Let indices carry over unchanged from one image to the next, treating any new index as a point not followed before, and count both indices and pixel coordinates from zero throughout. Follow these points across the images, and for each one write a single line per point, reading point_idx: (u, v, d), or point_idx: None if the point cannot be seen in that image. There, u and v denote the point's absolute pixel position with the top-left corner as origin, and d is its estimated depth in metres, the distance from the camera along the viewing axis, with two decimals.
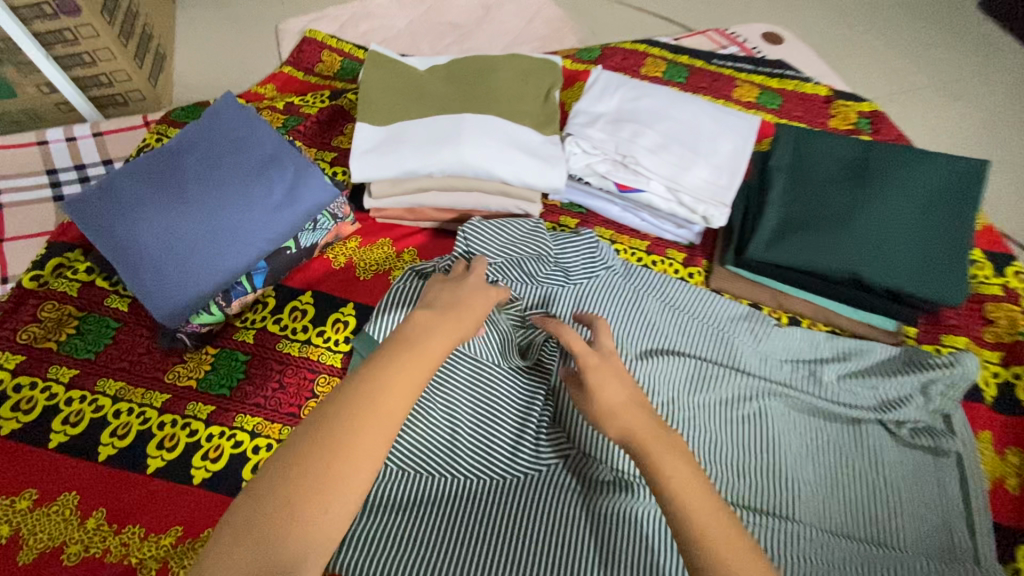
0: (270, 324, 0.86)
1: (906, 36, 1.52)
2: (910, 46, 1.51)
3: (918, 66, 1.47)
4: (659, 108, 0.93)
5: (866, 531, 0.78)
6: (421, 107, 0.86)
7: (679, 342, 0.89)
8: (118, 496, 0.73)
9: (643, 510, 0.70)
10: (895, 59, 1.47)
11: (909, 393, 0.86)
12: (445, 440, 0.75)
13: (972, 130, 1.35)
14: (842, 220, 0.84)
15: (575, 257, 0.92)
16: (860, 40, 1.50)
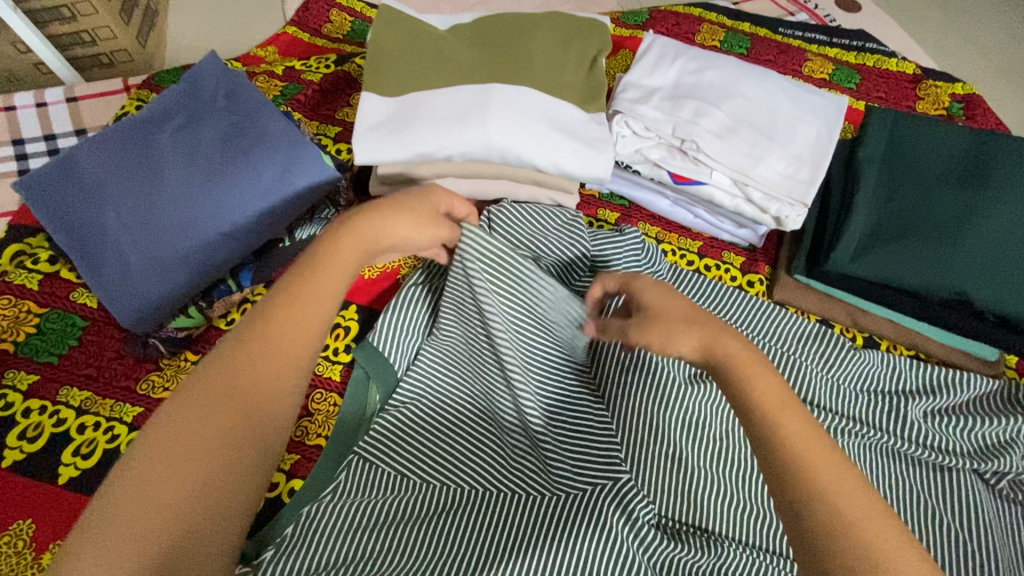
0: None
1: (998, 7, 1.32)
2: (1003, 18, 1.30)
3: (1012, 42, 1.27)
4: (726, 82, 0.77)
5: None
6: (440, 73, 0.71)
7: None
8: (54, 516, 0.63)
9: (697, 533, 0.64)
10: (985, 33, 1.28)
11: (1012, 440, 0.72)
12: (472, 451, 0.66)
13: None
14: (949, 229, 0.69)
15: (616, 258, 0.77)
16: (945, 10, 1.30)
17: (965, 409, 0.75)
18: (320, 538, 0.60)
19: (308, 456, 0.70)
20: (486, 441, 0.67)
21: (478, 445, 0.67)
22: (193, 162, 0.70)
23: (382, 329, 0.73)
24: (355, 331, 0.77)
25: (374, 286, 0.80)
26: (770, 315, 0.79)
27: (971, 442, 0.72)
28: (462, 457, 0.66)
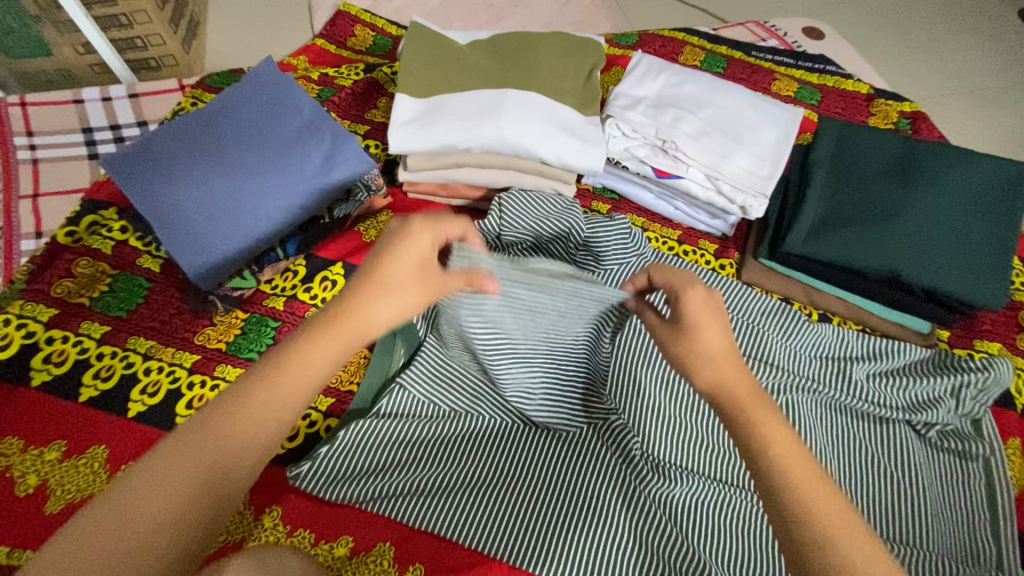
0: (301, 292, 0.87)
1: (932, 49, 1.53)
2: (936, 58, 1.51)
3: (943, 78, 1.47)
4: (702, 94, 0.91)
5: (896, 527, 0.77)
6: (461, 80, 0.85)
7: None
8: (83, 432, 0.75)
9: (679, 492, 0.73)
10: (924, 69, 1.47)
11: (939, 395, 0.85)
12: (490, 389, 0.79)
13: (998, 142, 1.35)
14: (884, 216, 0.82)
15: (609, 241, 0.90)
16: (891, 49, 1.50)
17: (903, 372, 0.87)
18: (361, 450, 0.74)
19: (342, 399, 0.82)
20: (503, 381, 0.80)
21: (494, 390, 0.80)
22: (251, 151, 0.83)
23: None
24: None
25: None
26: (740, 293, 0.93)
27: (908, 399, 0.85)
28: (481, 399, 0.79)
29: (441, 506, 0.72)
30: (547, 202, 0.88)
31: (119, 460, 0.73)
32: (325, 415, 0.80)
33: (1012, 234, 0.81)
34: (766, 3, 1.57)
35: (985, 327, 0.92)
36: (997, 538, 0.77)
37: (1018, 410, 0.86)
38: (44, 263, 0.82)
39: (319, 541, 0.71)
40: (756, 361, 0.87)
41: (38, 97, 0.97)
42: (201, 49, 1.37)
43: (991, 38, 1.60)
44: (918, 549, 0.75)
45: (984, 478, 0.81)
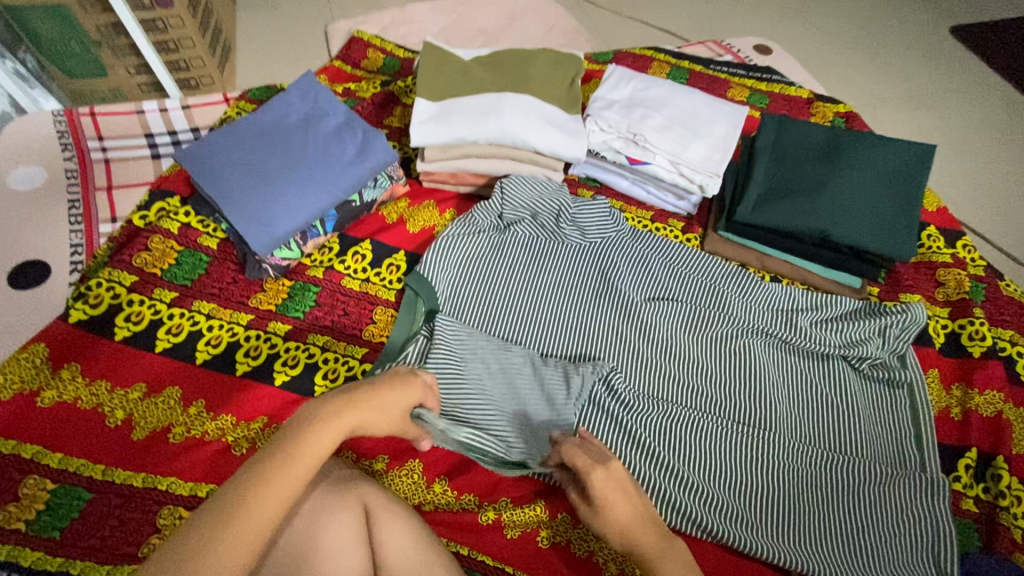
0: (337, 263, 1.04)
1: (864, 64, 1.78)
2: (867, 72, 1.76)
3: (871, 88, 1.72)
4: (665, 96, 1.11)
5: (829, 442, 0.94)
6: (467, 87, 1.04)
7: (677, 291, 1.08)
8: (160, 376, 0.90)
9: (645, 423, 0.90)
10: (855, 83, 1.72)
11: (870, 336, 1.02)
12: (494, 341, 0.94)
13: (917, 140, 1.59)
14: (815, 189, 1.01)
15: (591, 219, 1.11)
16: (825, 66, 1.76)
17: (843, 319, 1.05)
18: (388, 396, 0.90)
19: (374, 348, 0.97)
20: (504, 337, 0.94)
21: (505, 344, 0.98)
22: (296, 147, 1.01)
23: (427, 265, 1.02)
24: (404, 268, 1.05)
25: (417, 236, 1.08)
26: (706, 261, 1.11)
27: (849, 339, 1.02)
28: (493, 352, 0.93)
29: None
30: (537, 189, 1.09)
31: (192, 397, 0.88)
32: (361, 361, 0.95)
33: (917, 200, 1.00)
34: (723, 27, 1.80)
35: (908, 283, 1.11)
36: (919, 447, 0.93)
37: (935, 348, 1.04)
38: (126, 241, 1.00)
39: (361, 458, 0.87)
40: (717, 313, 1.05)
41: (104, 108, 1.12)
42: (232, 73, 1.57)
43: (915, 50, 1.86)
44: (849, 457, 0.92)
45: (908, 401, 0.98)
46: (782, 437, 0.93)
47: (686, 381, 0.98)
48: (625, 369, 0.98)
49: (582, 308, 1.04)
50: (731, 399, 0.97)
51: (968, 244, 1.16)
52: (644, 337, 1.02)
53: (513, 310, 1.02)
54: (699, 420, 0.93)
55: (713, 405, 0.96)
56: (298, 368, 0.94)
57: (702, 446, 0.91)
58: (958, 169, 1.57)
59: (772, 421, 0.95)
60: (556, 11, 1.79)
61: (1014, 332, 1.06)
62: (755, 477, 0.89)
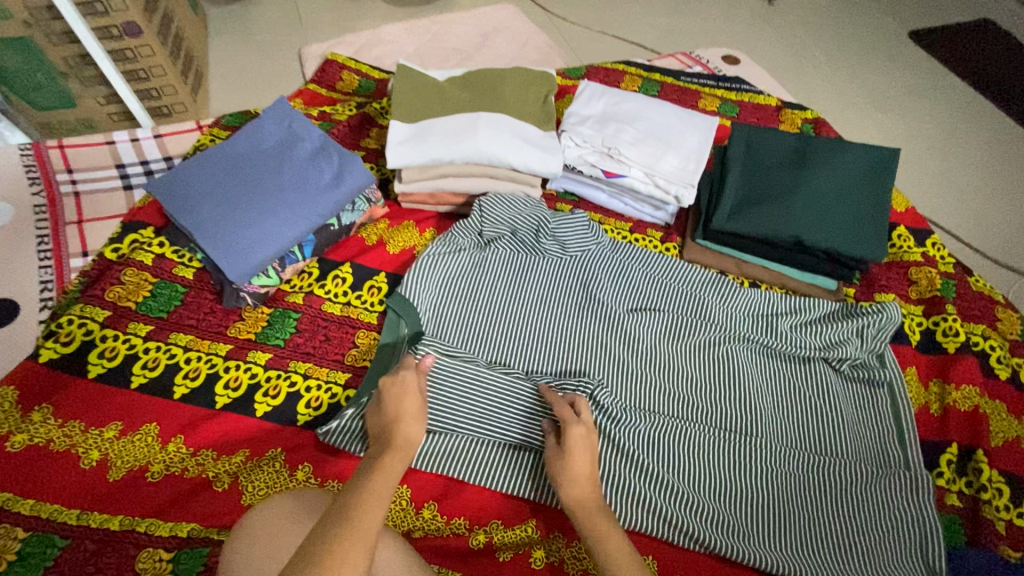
0: (316, 288, 1.03)
1: (830, 70, 1.84)
2: (834, 78, 1.81)
3: (839, 93, 1.77)
4: (636, 110, 1.13)
5: (814, 444, 0.95)
6: (441, 107, 1.05)
7: (658, 300, 1.09)
8: (137, 413, 0.87)
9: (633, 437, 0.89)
10: (823, 88, 1.77)
11: (848, 337, 1.04)
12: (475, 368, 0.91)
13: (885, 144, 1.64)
14: (786, 196, 1.03)
15: (570, 233, 1.11)
16: (794, 73, 1.81)
17: (821, 321, 1.06)
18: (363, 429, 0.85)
19: (357, 372, 0.96)
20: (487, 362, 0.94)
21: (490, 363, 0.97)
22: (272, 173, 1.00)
23: (408, 286, 1.01)
24: (386, 289, 1.04)
25: (397, 257, 1.08)
26: (685, 270, 1.12)
27: (828, 341, 1.03)
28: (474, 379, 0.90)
29: (454, 456, 0.88)
30: (516, 205, 1.10)
31: (171, 433, 0.86)
32: (344, 388, 0.94)
33: (885, 202, 1.03)
34: (692, 38, 1.85)
35: (882, 282, 1.13)
36: (902, 445, 0.95)
37: (912, 345, 1.06)
38: (96, 275, 0.98)
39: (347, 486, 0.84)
40: (698, 321, 1.06)
41: (74, 141, 1.12)
42: (206, 99, 1.55)
43: (881, 54, 1.92)
44: (834, 458, 0.93)
45: (888, 399, 0.99)
46: (769, 441, 0.94)
47: (671, 390, 0.99)
48: (612, 381, 0.98)
49: (566, 323, 1.04)
50: (717, 406, 0.98)
51: (937, 242, 1.19)
52: (628, 349, 1.02)
53: (497, 328, 1.02)
54: (687, 429, 0.93)
55: (700, 413, 0.97)
56: (280, 398, 0.92)
57: (691, 456, 0.91)
58: (923, 170, 1.62)
59: (757, 427, 0.96)
60: (529, 28, 1.82)
61: (985, 326, 1.08)
62: (745, 484, 0.90)
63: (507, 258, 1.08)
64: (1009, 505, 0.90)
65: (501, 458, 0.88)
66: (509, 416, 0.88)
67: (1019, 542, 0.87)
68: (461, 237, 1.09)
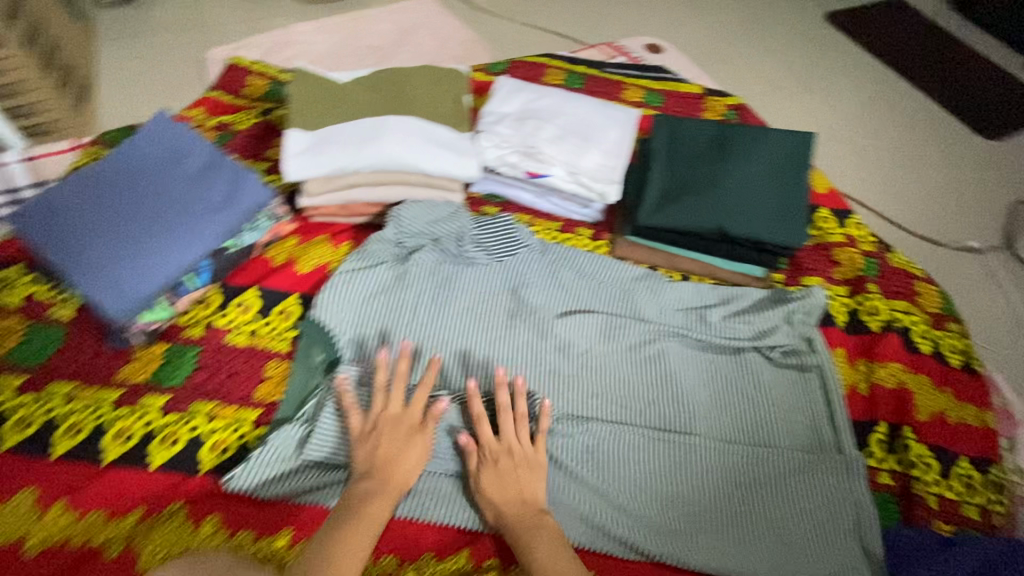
0: (217, 317, 0.93)
1: (752, 55, 1.86)
2: (756, 62, 1.84)
3: (761, 77, 1.79)
4: (555, 106, 1.09)
5: (751, 436, 0.94)
6: (343, 113, 0.97)
7: (590, 300, 1.05)
8: (10, 481, 0.77)
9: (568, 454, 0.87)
10: (746, 73, 1.79)
11: (777, 324, 1.04)
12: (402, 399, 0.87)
13: (806, 127, 1.68)
14: (708, 188, 1.02)
15: (495, 238, 1.06)
16: (717, 59, 1.82)
17: (751, 309, 1.06)
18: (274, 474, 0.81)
19: (268, 409, 0.88)
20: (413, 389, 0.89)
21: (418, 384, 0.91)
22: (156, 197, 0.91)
23: (322, 309, 0.94)
24: (298, 313, 0.96)
25: (309, 277, 0.99)
26: (616, 268, 1.09)
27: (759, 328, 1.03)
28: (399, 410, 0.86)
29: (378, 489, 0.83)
30: (435, 211, 1.04)
31: (52, 499, 0.77)
32: (254, 426, 0.86)
33: (801, 189, 1.03)
34: (617, 27, 1.83)
35: (808, 266, 1.14)
36: (833, 429, 0.95)
37: (838, 327, 1.07)
38: None
39: (262, 535, 0.78)
40: (631, 320, 1.03)
41: None
42: (94, 112, 1.41)
43: (799, 37, 1.96)
44: (769, 449, 0.92)
45: (819, 383, 1.00)
46: (708, 437, 0.93)
47: (609, 393, 0.96)
48: (547, 391, 0.95)
49: (497, 332, 0.99)
50: (655, 405, 0.96)
51: (857, 222, 1.22)
52: (563, 354, 0.99)
53: (422, 345, 0.95)
54: (626, 433, 0.91)
55: (638, 414, 0.95)
56: (179, 445, 0.83)
57: (632, 460, 0.89)
58: (844, 150, 1.66)
59: (696, 423, 0.95)
60: (450, 22, 1.75)
61: (906, 302, 1.11)
62: (686, 482, 0.89)
63: (430, 267, 1.01)
64: (939, 479, 0.92)
65: (433, 485, 0.84)
66: (441, 443, 0.85)
67: (949, 515, 0.89)
68: (377, 246, 1.01)
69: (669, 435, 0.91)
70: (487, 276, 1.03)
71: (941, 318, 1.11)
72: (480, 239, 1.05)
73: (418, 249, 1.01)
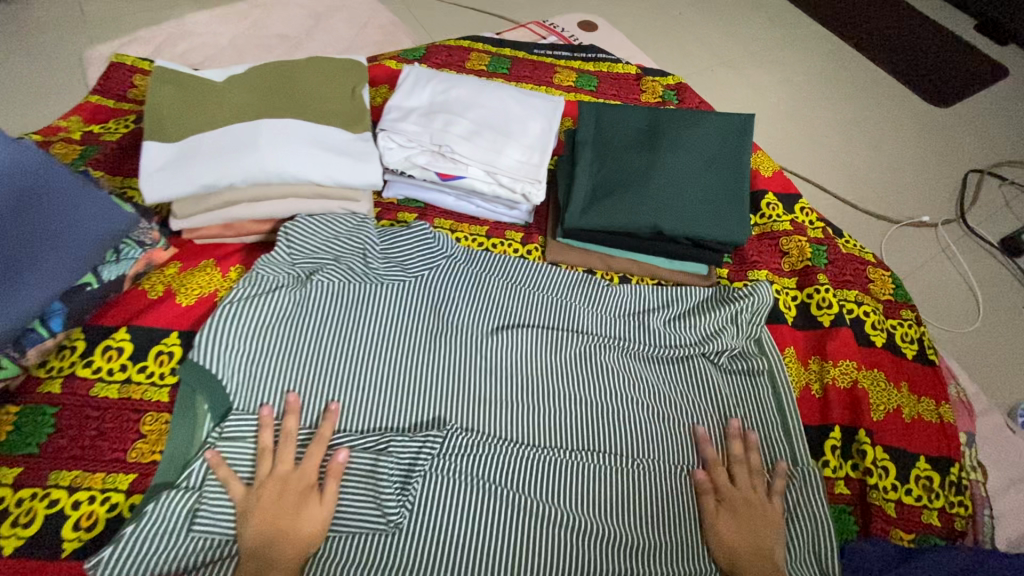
0: (80, 368, 0.80)
1: (697, 29, 1.76)
2: (701, 37, 1.74)
3: (706, 53, 1.70)
4: (468, 96, 0.97)
5: (699, 454, 0.86)
6: (213, 116, 0.82)
7: (521, 313, 0.95)
8: None
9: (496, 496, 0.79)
10: (690, 49, 1.70)
11: (723, 326, 0.95)
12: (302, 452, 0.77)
13: (754, 105, 1.60)
14: (640, 182, 0.92)
15: (409, 251, 0.94)
16: (660, 35, 1.71)
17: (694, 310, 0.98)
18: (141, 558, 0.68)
19: (147, 471, 0.76)
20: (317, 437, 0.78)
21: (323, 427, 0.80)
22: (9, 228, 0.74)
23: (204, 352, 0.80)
24: (180, 355, 0.83)
25: (192, 310, 0.86)
26: (548, 273, 0.99)
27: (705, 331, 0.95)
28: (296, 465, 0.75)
29: None
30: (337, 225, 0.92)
31: None
32: (127, 494, 0.74)
33: (743, 177, 0.94)
34: (552, 4, 1.70)
35: (755, 259, 1.06)
36: (786, 437, 0.88)
37: (788, 323, 1.00)
38: None
39: None
40: (566, 332, 0.94)
41: None
42: None
43: (744, 7, 1.87)
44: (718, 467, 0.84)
45: (769, 387, 0.92)
46: (654, 459, 0.84)
47: (544, 417, 0.87)
48: (473, 422, 0.85)
49: (416, 359, 0.87)
50: (596, 425, 0.87)
51: (805, 207, 1.14)
52: (490, 377, 0.88)
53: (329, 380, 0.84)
54: (562, 461, 0.82)
55: (579, 437, 0.86)
56: (34, 527, 0.70)
57: (570, 490, 0.80)
58: (794, 127, 1.59)
59: (641, 442, 0.86)
60: (369, 5, 1.59)
61: (857, 291, 1.04)
62: (634, 510, 0.80)
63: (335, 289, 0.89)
64: (897, 485, 0.87)
65: (342, 546, 0.74)
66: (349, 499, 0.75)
67: (909, 523, 0.84)
68: (272, 270, 0.88)
69: (609, 462, 0.83)
70: (402, 294, 0.92)
71: (895, 306, 1.05)
72: (390, 253, 0.93)
73: (319, 270, 0.89)
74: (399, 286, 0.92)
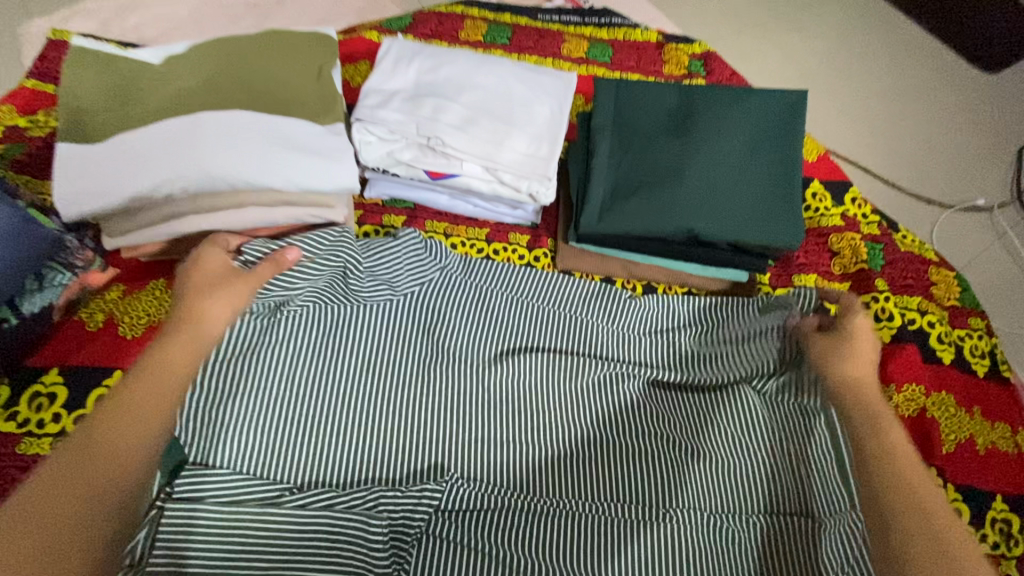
0: (2, 422, 0.67)
1: None
2: None
3: (732, 14, 1.50)
4: (461, 75, 0.80)
5: (745, 499, 0.71)
6: (144, 108, 0.66)
7: (531, 333, 0.81)
8: None
9: (506, 561, 0.65)
10: (714, 9, 1.50)
11: (769, 340, 0.80)
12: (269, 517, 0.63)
13: (785, 74, 1.42)
14: (671, 177, 0.76)
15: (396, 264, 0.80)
16: None
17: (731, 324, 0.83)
18: None
19: None
20: (289, 499, 0.65)
21: (301, 484, 0.68)
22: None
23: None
24: None
25: (139, 344, 0.73)
26: (560, 287, 0.85)
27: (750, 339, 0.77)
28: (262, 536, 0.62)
29: None
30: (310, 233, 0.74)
31: None
32: None
33: (795, 168, 0.78)
34: None
35: (799, 260, 0.91)
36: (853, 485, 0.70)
37: None
38: None
39: None
40: (584, 356, 0.80)
41: None
42: None
43: None
44: (768, 518, 0.70)
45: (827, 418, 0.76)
46: (694, 509, 0.70)
47: (560, 458, 0.73)
48: (478, 469, 0.72)
49: (408, 393, 0.74)
50: (623, 466, 0.72)
51: (856, 197, 0.98)
52: (494, 413, 0.75)
53: (303, 425, 0.70)
54: (583, 513, 0.69)
55: (602, 480, 0.72)
56: None
57: (594, 550, 0.67)
58: (831, 98, 1.41)
59: (677, 485, 0.71)
60: None
61: (920, 298, 0.89)
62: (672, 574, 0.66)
63: (310, 315, 0.74)
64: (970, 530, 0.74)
65: None
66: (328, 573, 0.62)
67: None
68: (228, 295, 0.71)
69: (638, 515, 0.69)
70: (390, 318, 0.78)
71: (961, 313, 0.91)
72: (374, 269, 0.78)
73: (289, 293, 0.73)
74: (386, 306, 0.78)
